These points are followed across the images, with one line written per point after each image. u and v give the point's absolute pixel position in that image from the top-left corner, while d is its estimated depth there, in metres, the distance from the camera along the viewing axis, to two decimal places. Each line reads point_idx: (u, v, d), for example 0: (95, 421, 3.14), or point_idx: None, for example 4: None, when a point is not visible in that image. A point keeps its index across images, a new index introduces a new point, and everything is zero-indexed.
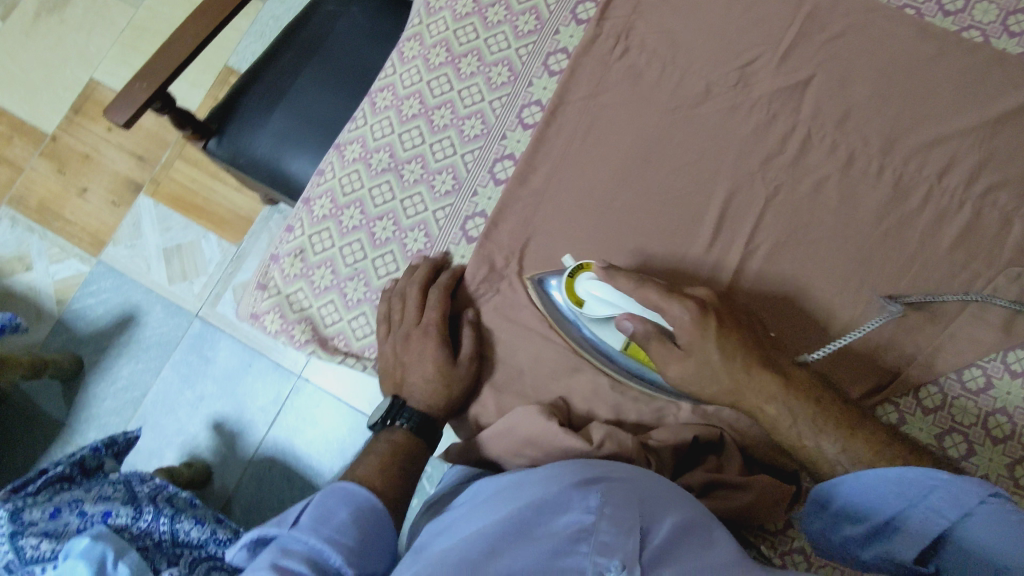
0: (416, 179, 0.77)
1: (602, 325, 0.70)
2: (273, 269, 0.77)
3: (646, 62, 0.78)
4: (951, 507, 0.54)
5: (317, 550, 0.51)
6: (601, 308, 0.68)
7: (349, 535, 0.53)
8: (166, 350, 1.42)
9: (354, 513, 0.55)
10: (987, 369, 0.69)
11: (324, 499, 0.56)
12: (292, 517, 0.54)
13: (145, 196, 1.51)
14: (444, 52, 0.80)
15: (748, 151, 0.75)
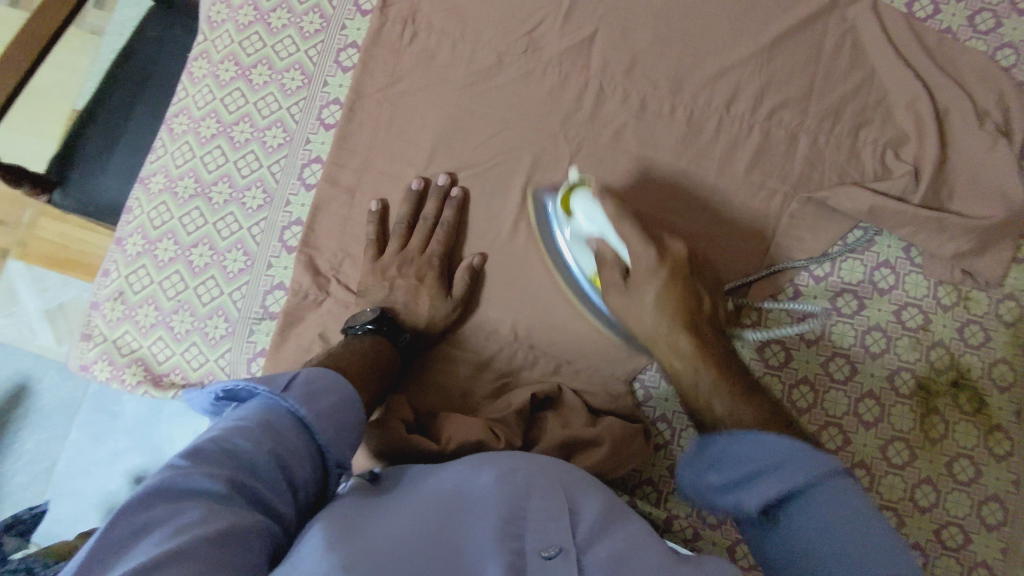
0: (225, 200, 0.76)
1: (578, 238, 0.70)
2: (94, 316, 0.75)
3: (436, 42, 0.78)
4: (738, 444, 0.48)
5: (301, 424, 0.51)
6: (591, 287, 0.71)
7: (331, 424, 0.52)
8: (68, 413, 1.36)
9: (342, 401, 0.54)
10: (794, 282, 0.77)
11: (315, 379, 0.54)
12: (281, 380, 0.52)
13: (15, 260, 1.44)
14: (232, 66, 0.78)
15: (547, 113, 0.77)
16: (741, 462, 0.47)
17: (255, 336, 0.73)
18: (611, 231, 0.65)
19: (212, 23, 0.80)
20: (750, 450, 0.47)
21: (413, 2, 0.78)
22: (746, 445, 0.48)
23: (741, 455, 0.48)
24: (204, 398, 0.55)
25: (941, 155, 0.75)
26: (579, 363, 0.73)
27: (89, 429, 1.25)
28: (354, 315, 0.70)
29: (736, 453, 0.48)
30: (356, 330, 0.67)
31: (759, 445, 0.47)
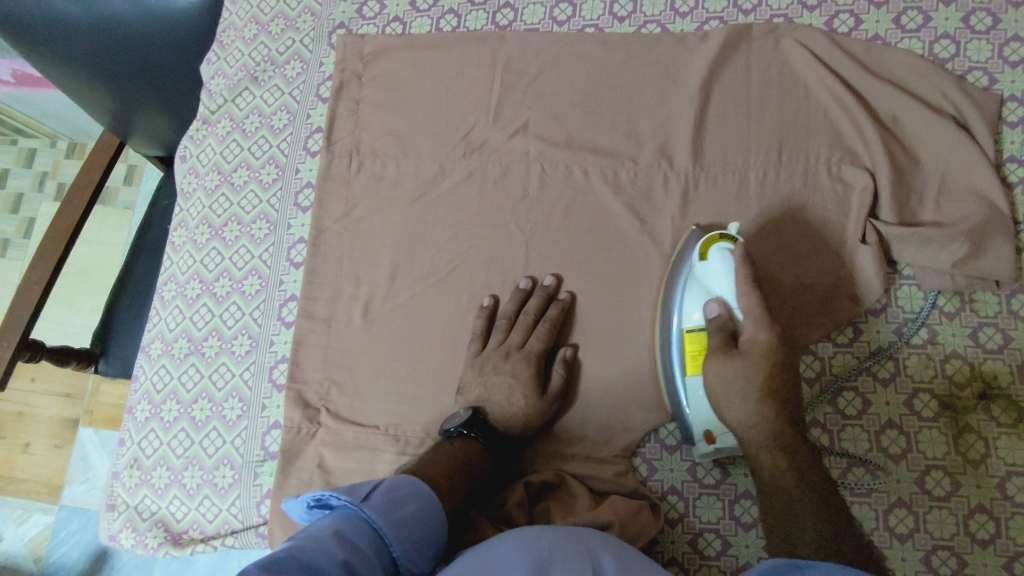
0: (217, 351, 0.80)
1: (704, 285, 0.67)
2: (116, 485, 0.79)
3: (382, 165, 0.82)
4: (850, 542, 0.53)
5: (379, 531, 0.53)
6: (715, 279, 0.65)
7: (410, 527, 0.55)
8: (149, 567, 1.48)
9: (422, 508, 0.57)
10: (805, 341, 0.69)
11: (399, 489, 0.58)
12: (363, 490, 0.56)
13: (85, 426, 1.64)
14: (206, 229, 0.85)
15: (493, 207, 0.79)
16: (866, 567, 0.52)
17: (261, 478, 0.75)
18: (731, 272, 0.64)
19: (186, 195, 0.88)
20: (876, 563, 0.52)
21: (355, 135, 0.84)
22: (855, 553, 0.53)
23: (862, 562, 0.52)
24: (301, 506, 0.58)
25: (895, 163, 0.70)
26: (576, 447, 0.71)
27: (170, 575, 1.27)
28: (449, 416, 0.71)
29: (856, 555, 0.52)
30: (451, 432, 0.69)
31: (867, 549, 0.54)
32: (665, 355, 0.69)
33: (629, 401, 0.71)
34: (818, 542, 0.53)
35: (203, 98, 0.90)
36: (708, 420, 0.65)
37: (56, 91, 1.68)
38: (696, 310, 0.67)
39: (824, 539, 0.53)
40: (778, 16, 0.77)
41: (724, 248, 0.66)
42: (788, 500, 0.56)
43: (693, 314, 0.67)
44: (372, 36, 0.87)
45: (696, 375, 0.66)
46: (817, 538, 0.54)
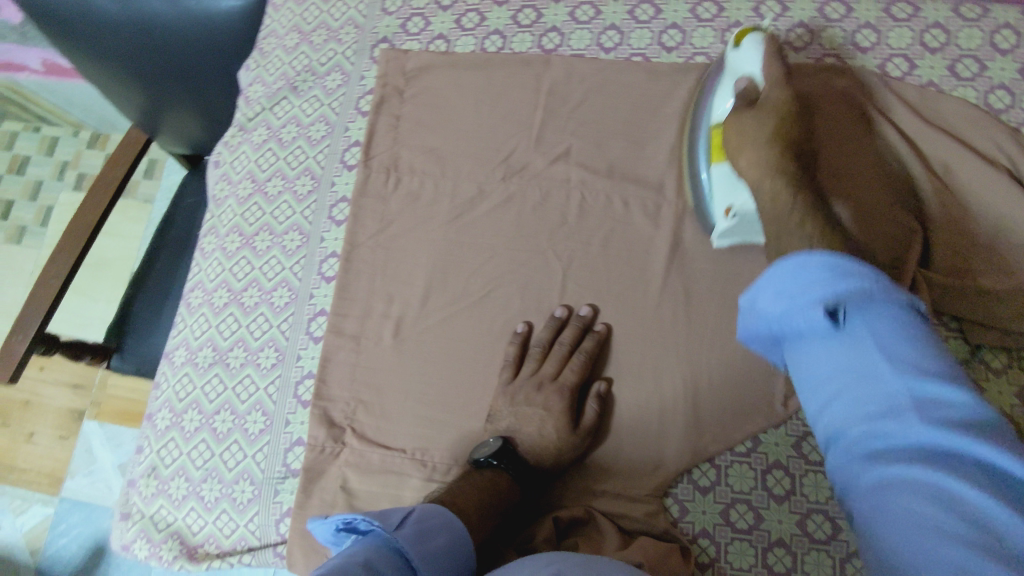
0: (242, 362, 0.79)
1: (728, 87, 0.72)
2: (133, 493, 0.78)
3: (419, 183, 0.81)
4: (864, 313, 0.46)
5: (411, 563, 0.51)
6: (746, 63, 0.70)
7: (439, 561, 0.54)
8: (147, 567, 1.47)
9: (451, 541, 0.57)
10: None
11: (429, 521, 0.57)
12: (394, 519, 0.55)
13: (91, 418, 1.63)
14: (238, 237, 0.84)
15: (530, 232, 0.78)
16: (882, 340, 0.45)
17: (281, 496, 0.74)
18: (756, 60, 0.69)
19: (218, 201, 0.87)
20: (928, 356, 0.44)
21: (393, 152, 0.83)
22: (917, 324, 0.46)
23: (875, 329, 0.45)
24: (326, 529, 0.56)
25: (946, 213, 0.68)
26: (606, 484, 0.70)
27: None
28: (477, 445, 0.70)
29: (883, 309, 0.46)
30: (480, 461, 0.68)
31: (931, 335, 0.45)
32: (690, 170, 0.75)
33: (661, 439, 0.69)
34: (800, 299, 0.48)
35: (241, 104, 0.89)
36: (727, 195, 0.69)
37: (83, 82, 1.68)
38: (722, 104, 0.71)
39: (827, 286, 0.47)
40: (830, 56, 0.76)
41: (756, 36, 0.71)
42: (791, 263, 0.50)
43: (724, 104, 0.71)
44: (415, 51, 0.86)
45: (717, 163, 0.70)
46: (826, 281, 0.47)
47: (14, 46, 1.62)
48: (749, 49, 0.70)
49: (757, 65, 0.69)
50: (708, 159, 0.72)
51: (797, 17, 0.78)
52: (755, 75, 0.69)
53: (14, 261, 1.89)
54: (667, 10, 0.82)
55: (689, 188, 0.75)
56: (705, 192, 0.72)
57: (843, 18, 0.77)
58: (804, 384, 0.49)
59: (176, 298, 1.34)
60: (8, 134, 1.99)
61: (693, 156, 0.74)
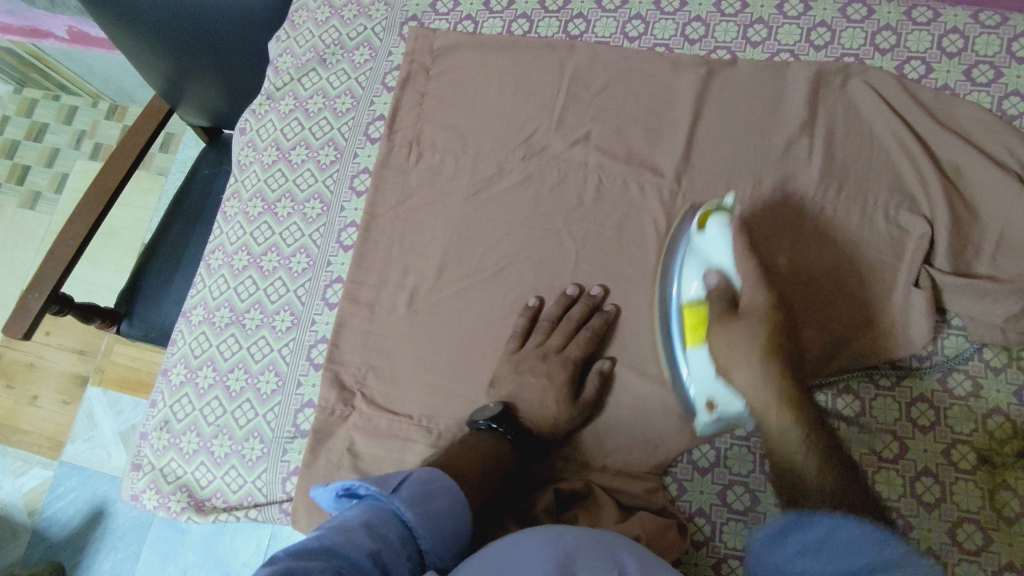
0: (257, 324, 0.81)
1: (695, 268, 0.70)
2: (144, 445, 0.80)
3: (440, 159, 0.83)
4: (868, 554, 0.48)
5: (409, 524, 0.53)
6: (715, 250, 0.69)
7: (441, 522, 0.55)
8: (142, 533, 1.49)
9: (453, 505, 0.57)
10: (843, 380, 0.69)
11: (431, 483, 0.58)
12: (395, 480, 0.56)
13: (95, 385, 1.65)
14: (260, 202, 0.86)
15: (546, 213, 0.79)
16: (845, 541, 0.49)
17: (289, 454, 0.75)
18: (723, 249, 0.68)
19: (242, 167, 0.89)
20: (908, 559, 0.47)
21: (416, 127, 0.85)
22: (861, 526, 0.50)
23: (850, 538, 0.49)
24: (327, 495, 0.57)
25: (955, 213, 0.70)
26: (608, 460, 0.71)
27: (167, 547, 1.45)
28: (477, 409, 0.72)
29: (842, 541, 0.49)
30: (479, 424, 0.69)
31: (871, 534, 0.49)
32: (669, 366, 0.71)
33: (663, 417, 0.71)
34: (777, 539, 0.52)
35: (269, 74, 0.91)
36: (708, 387, 0.66)
37: (108, 53, 1.69)
38: (688, 287, 0.70)
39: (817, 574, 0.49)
40: (849, 55, 0.78)
41: (722, 218, 0.69)
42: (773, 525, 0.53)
43: (692, 285, 0.70)
44: (443, 31, 0.88)
45: (696, 346, 0.67)
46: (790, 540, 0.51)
47: (43, 13, 1.61)
48: (715, 228, 0.69)
49: (728, 255, 0.68)
50: (682, 271, 0.71)
51: (819, 17, 0.80)
52: (730, 273, 0.68)
53: (24, 224, 1.91)
54: (692, 3, 0.84)
55: (664, 363, 0.71)
56: (678, 359, 0.70)
57: (865, 19, 0.79)
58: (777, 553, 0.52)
59: (188, 267, 1.36)
60: (29, 100, 2.02)
61: (671, 354, 0.71)
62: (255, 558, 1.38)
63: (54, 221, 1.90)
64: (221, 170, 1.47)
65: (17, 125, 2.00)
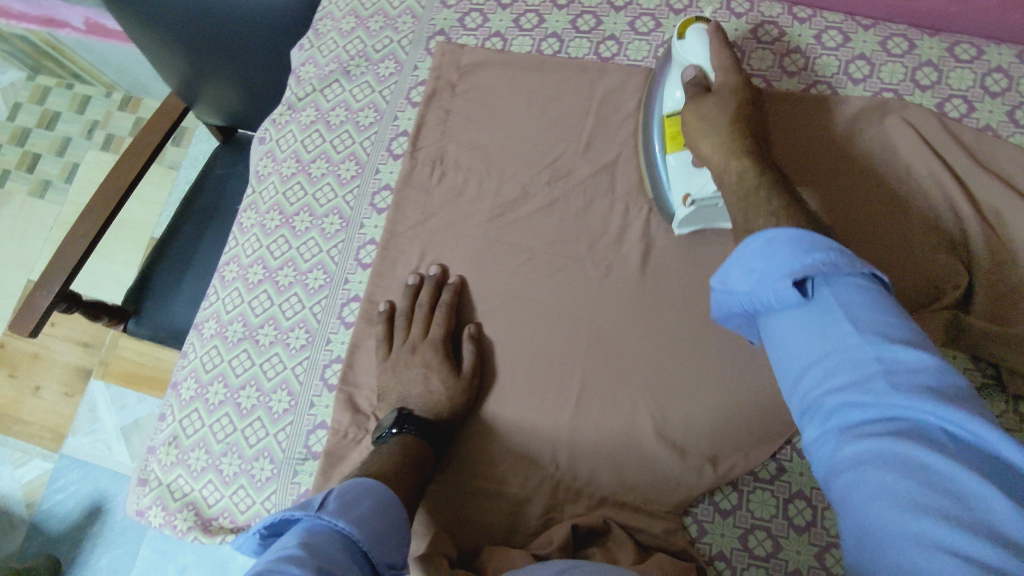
0: (271, 341, 0.79)
1: (675, 66, 0.72)
2: (151, 460, 0.78)
3: (463, 179, 0.81)
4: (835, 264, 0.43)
5: (343, 532, 0.53)
6: (691, 53, 0.70)
7: (370, 523, 0.55)
8: (141, 532, 1.49)
9: (377, 503, 0.58)
10: None
11: (351, 491, 0.58)
12: (314, 502, 0.55)
13: (98, 378, 1.64)
14: (277, 215, 0.84)
15: (570, 239, 0.78)
16: (852, 308, 0.42)
17: (300, 477, 0.74)
18: (708, 69, 0.69)
19: (260, 177, 0.87)
20: (896, 318, 0.42)
21: (440, 145, 0.83)
22: (883, 294, 0.43)
23: (843, 300, 0.43)
24: (251, 541, 0.56)
25: (994, 261, 0.68)
26: (628, 497, 0.70)
27: (161, 547, 1.45)
28: (380, 424, 0.73)
29: (847, 292, 0.43)
30: (384, 436, 0.70)
31: (892, 308, 0.42)
32: (646, 163, 0.76)
33: (683, 458, 0.69)
34: (760, 274, 0.46)
35: (292, 83, 0.89)
36: (684, 183, 0.70)
37: (123, 44, 1.68)
38: (671, 95, 0.72)
39: (789, 258, 0.44)
40: (889, 91, 0.76)
41: (699, 27, 0.71)
42: (756, 243, 0.48)
43: (674, 93, 0.71)
44: (471, 47, 0.86)
45: (674, 151, 0.71)
46: (789, 255, 0.45)
47: (60, 2, 1.59)
48: (694, 35, 0.70)
49: (705, 57, 0.69)
50: (663, 147, 0.73)
51: (858, 49, 0.78)
52: (704, 65, 0.69)
53: (31, 212, 1.89)
54: (727, 28, 0.81)
55: (645, 168, 0.76)
56: (661, 177, 0.74)
57: (905, 54, 0.77)
58: (783, 360, 0.45)
59: (198, 267, 1.35)
60: (42, 88, 2.00)
61: (647, 153, 0.76)
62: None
63: (62, 211, 1.88)
64: (235, 171, 1.46)
65: (29, 113, 1.98)
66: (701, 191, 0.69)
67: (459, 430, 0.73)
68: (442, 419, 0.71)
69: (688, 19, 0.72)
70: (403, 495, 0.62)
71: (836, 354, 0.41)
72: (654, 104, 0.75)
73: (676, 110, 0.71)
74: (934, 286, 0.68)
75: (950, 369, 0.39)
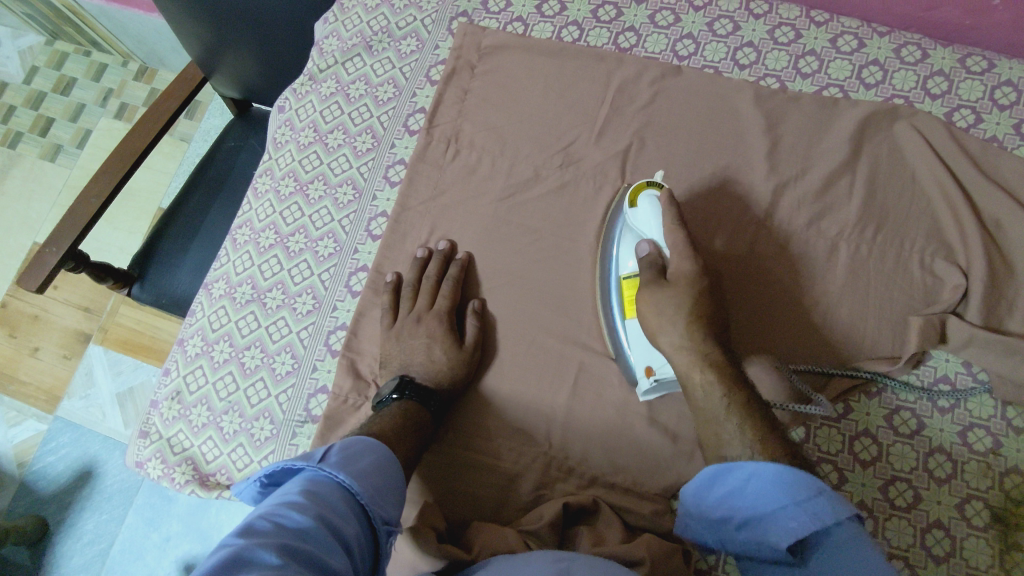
0: (279, 304, 0.81)
1: (629, 241, 0.73)
2: (154, 414, 0.80)
3: (477, 158, 0.83)
4: (830, 514, 0.51)
5: (343, 484, 0.55)
6: (646, 223, 0.71)
7: (369, 479, 0.57)
8: (129, 498, 1.50)
9: (377, 461, 0.60)
10: (862, 423, 0.69)
11: (352, 447, 0.60)
12: (316, 455, 0.57)
13: (96, 343, 1.65)
14: (292, 182, 0.86)
15: (578, 223, 0.79)
16: (845, 559, 0.50)
17: (298, 438, 0.75)
18: (656, 227, 0.70)
19: (277, 145, 0.89)
20: (871, 549, 0.49)
21: (456, 124, 0.84)
22: (868, 542, 0.50)
23: (834, 565, 0.50)
24: (252, 490, 0.58)
25: (991, 268, 0.69)
26: (619, 478, 0.71)
27: (146, 514, 1.47)
28: (379, 390, 0.74)
29: (835, 538, 0.51)
30: (383, 401, 0.71)
31: (878, 554, 0.49)
32: (610, 338, 0.73)
33: (675, 441, 0.70)
34: (755, 517, 0.55)
35: (314, 54, 0.91)
36: (646, 355, 0.69)
37: (145, 14, 1.69)
38: (625, 262, 0.72)
39: (791, 534, 0.52)
40: (900, 97, 0.78)
41: (652, 193, 0.71)
42: (740, 474, 0.57)
43: (629, 260, 0.72)
44: (492, 30, 0.87)
45: (630, 317, 0.71)
46: (776, 496, 0.54)
47: None
48: (646, 204, 0.71)
49: (659, 230, 0.70)
50: (621, 313, 0.72)
51: (872, 55, 0.79)
52: (660, 242, 0.70)
53: (41, 174, 1.90)
54: (745, 27, 0.83)
55: (604, 336, 0.74)
56: (610, 272, 0.74)
57: (918, 62, 0.78)
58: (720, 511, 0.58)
59: (205, 236, 1.36)
60: (59, 54, 2.01)
61: (609, 326, 0.73)
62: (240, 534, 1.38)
63: (71, 175, 1.89)
64: (248, 144, 1.47)
65: (45, 77, 1.99)
66: (659, 363, 0.68)
67: (457, 401, 0.75)
68: (441, 389, 0.72)
69: (644, 182, 0.73)
70: (401, 457, 0.64)
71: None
72: (608, 269, 0.75)
73: (633, 275, 0.71)
74: (926, 290, 0.71)
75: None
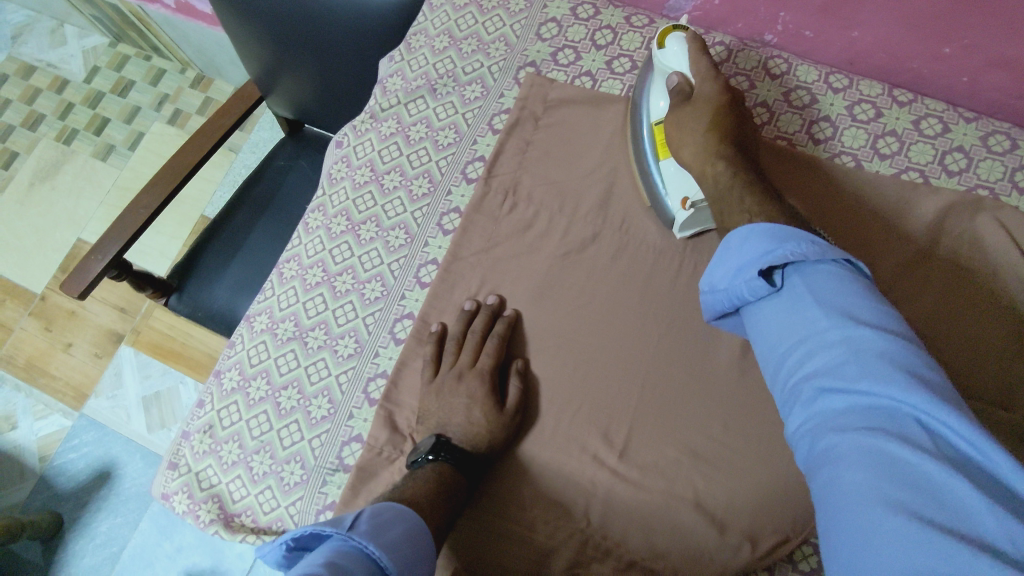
0: (320, 345, 0.79)
1: (657, 92, 0.76)
2: (184, 445, 0.78)
3: (534, 212, 0.81)
4: (814, 256, 0.49)
5: (372, 556, 0.52)
6: (671, 59, 0.73)
7: (398, 552, 0.54)
8: (143, 504, 1.49)
9: (408, 532, 0.57)
10: None
11: (383, 515, 0.57)
12: (346, 521, 0.55)
13: (128, 344, 1.66)
14: (344, 220, 0.85)
15: (633, 289, 0.76)
16: (822, 295, 0.48)
17: (328, 487, 0.73)
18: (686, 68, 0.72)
19: (333, 180, 0.88)
20: (867, 304, 0.46)
21: (516, 175, 0.83)
22: (854, 280, 0.48)
23: (815, 286, 0.48)
24: (274, 556, 0.54)
25: None
26: (659, 565, 0.67)
27: (158, 522, 1.46)
28: (416, 446, 0.71)
29: (824, 271, 0.49)
30: (419, 461, 0.68)
31: (873, 295, 0.47)
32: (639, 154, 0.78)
33: (722, 533, 0.66)
34: (742, 269, 0.53)
35: (378, 93, 0.90)
36: (682, 187, 0.72)
37: (209, 28, 1.73)
38: (656, 103, 0.75)
39: (765, 248, 0.51)
40: (984, 188, 0.74)
41: (679, 34, 0.73)
42: (736, 240, 0.55)
43: (658, 103, 0.75)
44: (560, 83, 0.86)
45: (664, 158, 0.73)
46: (764, 246, 0.51)
47: None
48: (673, 43, 0.73)
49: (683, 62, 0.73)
50: (656, 155, 0.75)
51: (957, 140, 0.76)
52: (683, 70, 0.72)
53: (91, 172, 1.93)
54: (823, 101, 0.80)
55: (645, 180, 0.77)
56: (658, 185, 0.75)
57: (1006, 152, 0.75)
58: (768, 342, 0.50)
59: (246, 253, 1.36)
60: (121, 56, 2.06)
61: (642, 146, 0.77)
62: (250, 552, 1.38)
63: (121, 176, 1.92)
64: (298, 165, 1.48)
65: (105, 78, 2.04)
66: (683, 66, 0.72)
67: (495, 464, 0.71)
68: (479, 453, 0.69)
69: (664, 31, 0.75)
70: (434, 526, 0.61)
71: (811, 341, 0.47)
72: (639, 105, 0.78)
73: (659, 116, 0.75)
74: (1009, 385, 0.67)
75: (927, 364, 0.42)
